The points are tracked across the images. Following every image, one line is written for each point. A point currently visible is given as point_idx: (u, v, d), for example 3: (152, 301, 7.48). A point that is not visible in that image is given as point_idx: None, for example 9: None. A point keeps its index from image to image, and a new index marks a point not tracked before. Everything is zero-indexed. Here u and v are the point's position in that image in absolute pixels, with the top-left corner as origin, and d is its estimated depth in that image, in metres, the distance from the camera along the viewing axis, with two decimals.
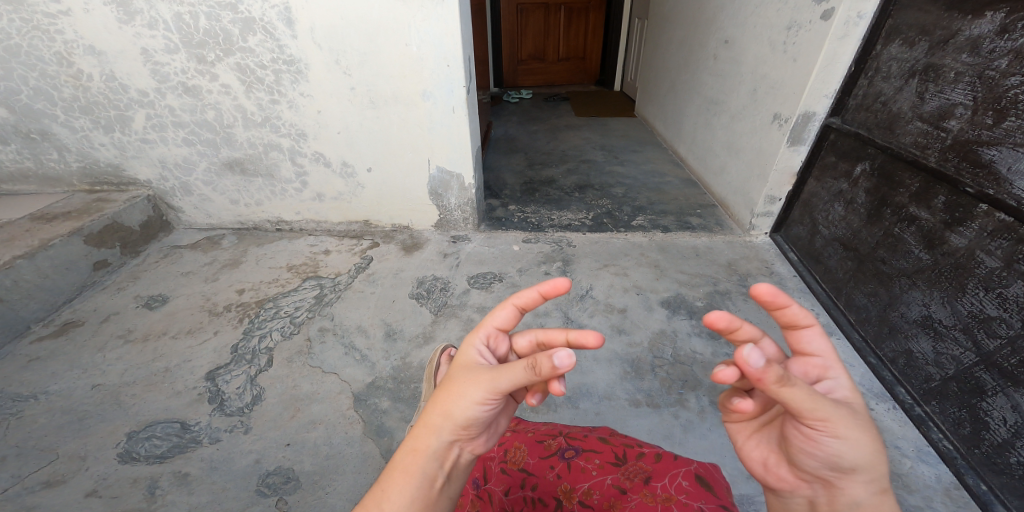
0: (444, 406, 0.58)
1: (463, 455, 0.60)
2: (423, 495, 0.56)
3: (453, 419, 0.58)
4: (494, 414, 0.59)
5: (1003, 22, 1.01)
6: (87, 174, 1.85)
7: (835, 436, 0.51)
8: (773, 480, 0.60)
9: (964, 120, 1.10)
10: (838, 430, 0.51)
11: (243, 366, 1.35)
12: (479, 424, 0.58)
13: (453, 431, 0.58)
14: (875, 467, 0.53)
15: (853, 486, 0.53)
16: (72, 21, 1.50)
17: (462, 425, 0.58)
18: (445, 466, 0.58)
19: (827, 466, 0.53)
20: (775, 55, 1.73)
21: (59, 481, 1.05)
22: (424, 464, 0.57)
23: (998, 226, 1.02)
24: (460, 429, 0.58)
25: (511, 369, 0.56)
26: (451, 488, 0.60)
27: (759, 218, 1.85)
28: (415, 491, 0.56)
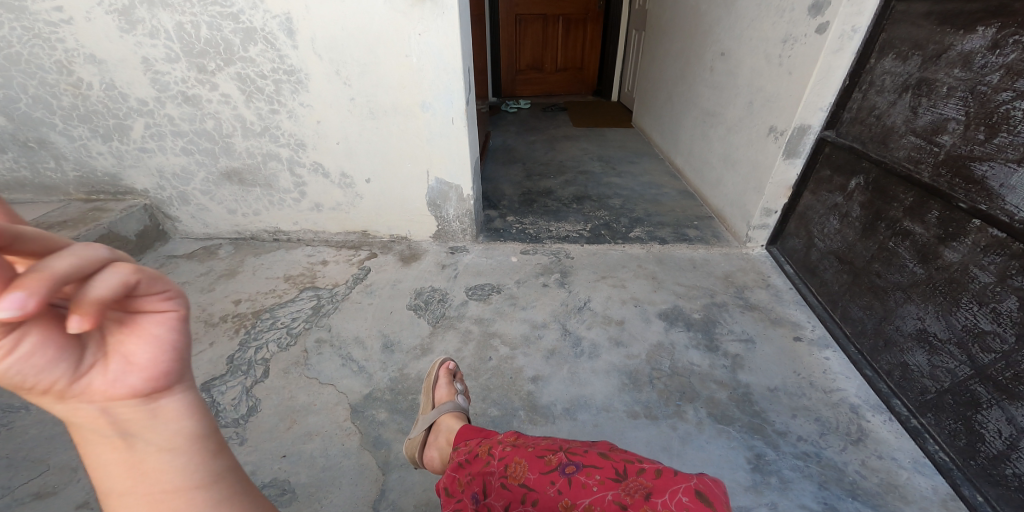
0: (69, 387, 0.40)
1: (160, 429, 0.43)
2: (127, 456, 0.42)
3: (31, 391, 0.37)
4: (133, 374, 0.40)
5: (994, 37, 1.04)
6: (84, 183, 1.84)
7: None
8: None
9: (956, 136, 1.12)
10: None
11: (238, 378, 1.34)
12: (125, 384, 0.40)
13: (87, 383, 0.39)
14: None
15: None
16: (74, 30, 1.50)
17: (103, 395, 0.40)
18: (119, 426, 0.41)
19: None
20: (770, 68, 1.75)
21: (49, 493, 1.04)
22: (109, 457, 0.42)
23: (991, 241, 1.03)
24: (100, 400, 0.40)
25: (53, 318, 0.36)
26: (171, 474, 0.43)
27: (755, 230, 1.87)
28: (179, 454, 0.43)
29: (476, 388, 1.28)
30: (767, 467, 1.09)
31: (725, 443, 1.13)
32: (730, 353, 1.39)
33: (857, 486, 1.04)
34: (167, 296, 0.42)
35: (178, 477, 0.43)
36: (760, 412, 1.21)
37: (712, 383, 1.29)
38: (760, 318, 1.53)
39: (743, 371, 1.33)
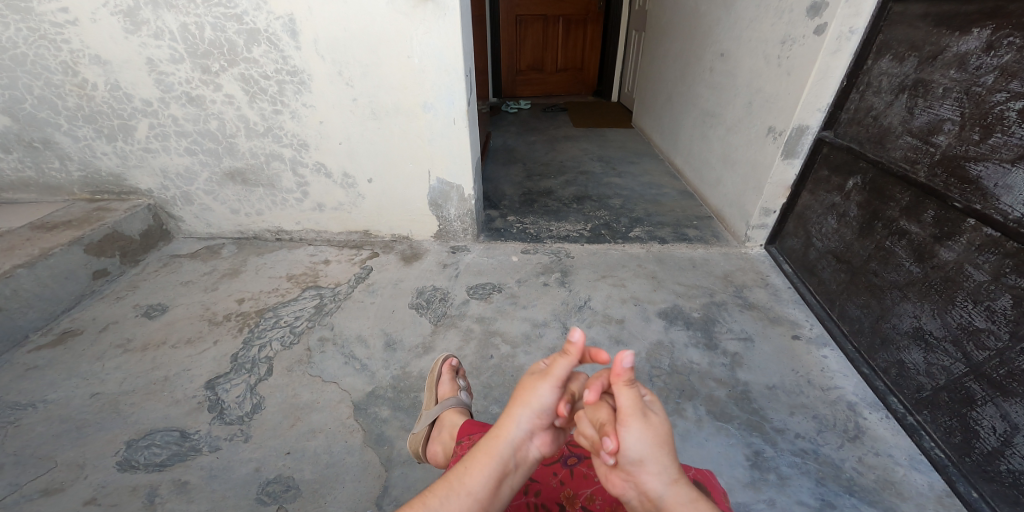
0: (520, 399, 0.72)
1: (531, 451, 0.71)
2: (499, 473, 0.68)
3: (528, 410, 0.71)
4: (555, 409, 0.73)
5: (989, 39, 1.06)
6: (88, 183, 1.85)
7: (643, 437, 0.66)
8: (613, 484, 0.69)
9: (952, 136, 1.13)
10: (636, 426, 0.67)
11: (242, 376, 1.35)
12: (546, 411, 0.72)
13: (529, 420, 0.71)
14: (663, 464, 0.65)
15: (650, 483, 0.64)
16: (79, 31, 1.52)
17: (535, 414, 0.71)
18: (518, 454, 0.70)
19: (630, 462, 0.65)
20: (769, 69, 1.77)
21: (57, 489, 1.05)
22: (502, 446, 0.70)
23: (985, 240, 1.04)
24: (534, 417, 0.71)
25: (558, 364, 0.75)
26: (515, 480, 0.70)
27: (754, 230, 1.89)
28: (489, 473, 0.68)
29: (478, 386, 1.30)
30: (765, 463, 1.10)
31: (723, 440, 1.15)
32: (729, 351, 1.41)
33: (853, 482, 1.06)
34: (562, 369, 0.75)
35: (508, 490, 0.69)
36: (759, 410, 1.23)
37: (711, 381, 1.31)
38: (758, 317, 1.54)
39: (742, 369, 1.35)
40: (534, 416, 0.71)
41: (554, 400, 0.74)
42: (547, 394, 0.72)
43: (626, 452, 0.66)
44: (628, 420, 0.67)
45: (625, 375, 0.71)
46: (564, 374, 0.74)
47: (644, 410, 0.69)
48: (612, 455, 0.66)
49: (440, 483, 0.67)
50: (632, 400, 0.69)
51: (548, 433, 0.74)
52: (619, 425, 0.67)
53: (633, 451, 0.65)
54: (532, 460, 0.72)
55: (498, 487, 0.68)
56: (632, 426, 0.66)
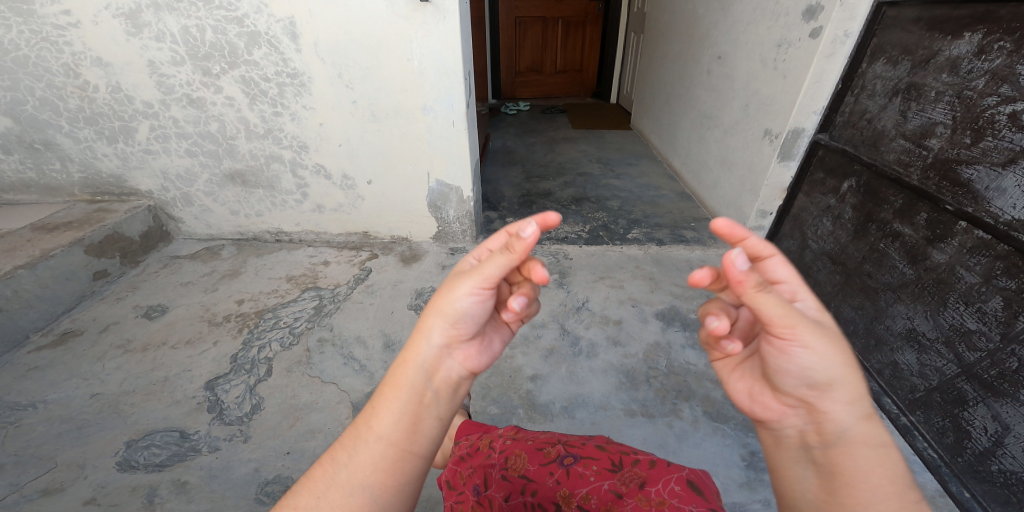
0: (434, 305, 0.58)
1: (453, 368, 0.59)
2: (413, 405, 0.55)
3: (441, 319, 0.58)
4: (476, 314, 0.59)
5: (980, 43, 1.07)
6: (89, 185, 1.86)
7: (807, 351, 0.52)
8: (762, 410, 0.59)
9: (944, 139, 1.15)
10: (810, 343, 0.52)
11: (242, 376, 1.36)
12: (469, 318, 0.59)
13: (444, 333, 0.58)
14: (851, 383, 0.52)
15: (838, 409, 0.52)
16: (81, 33, 1.53)
17: (451, 323, 0.58)
18: (434, 379, 0.57)
19: (806, 385, 0.53)
20: (765, 71, 1.78)
21: (58, 489, 1.06)
22: (413, 372, 0.56)
23: (976, 243, 1.06)
24: (451, 328, 0.58)
25: (494, 261, 0.58)
26: (440, 409, 0.56)
27: (751, 232, 1.90)
28: (400, 404, 0.55)
29: (476, 386, 1.31)
30: (760, 463, 1.11)
31: (719, 441, 1.16)
32: None
33: None
34: None
35: (435, 422, 0.56)
36: None
37: (707, 382, 1.32)
38: None
39: None
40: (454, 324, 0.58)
41: (475, 305, 0.59)
42: (463, 301, 0.58)
43: (792, 367, 0.54)
44: (784, 331, 0.53)
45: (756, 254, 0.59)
46: (496, 275, 0.57)
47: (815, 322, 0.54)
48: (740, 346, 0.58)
49: (349, 432, 0.55)
50: (780, 307, 0.52)
51: (473, 347, 0.60)
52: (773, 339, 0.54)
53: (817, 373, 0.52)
54: (457, 379, 0.59)
55: (415, 423, 0.54)
56: (796, 341, 0.53)
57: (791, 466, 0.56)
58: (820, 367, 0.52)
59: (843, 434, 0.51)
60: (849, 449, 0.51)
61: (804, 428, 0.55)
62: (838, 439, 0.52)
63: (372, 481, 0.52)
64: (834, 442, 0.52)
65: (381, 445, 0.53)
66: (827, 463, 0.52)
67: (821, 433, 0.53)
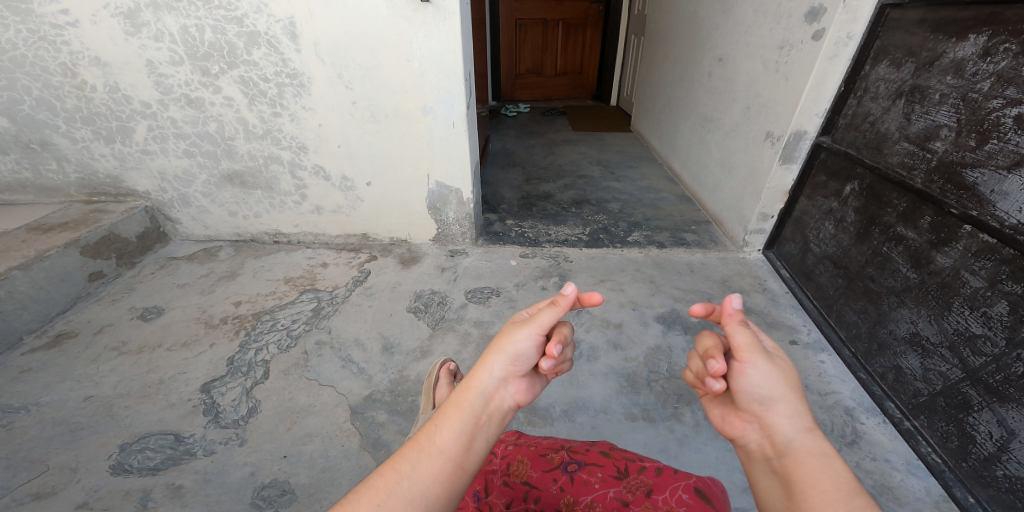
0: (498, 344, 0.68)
1: (507, 399, 0.67)
2: (472, 426, 0.62)
3: (504, 358, 0.67)
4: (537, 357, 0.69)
5: (985, 45, 1.06)
6: (85, 185, 1.85)
7: (763, 371, 0.60)
8: (730, 430, 0.63)
9: (949, 142, 1.14)
10: (758, 363, 0.61)
11: (238, 379, 1.34)
12: (524, 359, 0.69)
13: (503, 367, 0.68)
14: (794, 402, 0.59)
15: (779, 420, 0.58)
16: (79, 33, 1.52)
17: (511, 361, 0.68)
18: (490, 405, 0.65)
19: (754, 400, 0.60)
20: (767, 74, 1.78)
21: (49, 493, 1.04)
22: (474, 398, 0.64)
23: (982, 247, 1.05)
24: (512, 363, 0.68)
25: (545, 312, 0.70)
26: (490, 432, 0.64)
27: (751, 235, 1.89)
28: (463, 424, 0.62)
29: None
30: None
31: (721, 445, 1.15)
32: None
33: None
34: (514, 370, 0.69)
35: (484, 443, 0.63)
36: None
37: None
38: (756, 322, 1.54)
39: None
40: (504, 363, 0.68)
41: (533, 347, 0.69)
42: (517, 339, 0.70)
43: (744, 384, 0.61)
44: (745, 357, 0.62)
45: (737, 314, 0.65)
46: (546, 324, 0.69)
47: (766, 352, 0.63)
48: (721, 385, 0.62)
49: (410, 447, 0.59)
50: (747, 338, 0.64)
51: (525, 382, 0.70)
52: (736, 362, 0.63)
53: (759, 388, 0.60)
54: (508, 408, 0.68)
55: (471, 441, 0.61)
56: (751, 362, 0.61)
57: (762, 482, 0.58)
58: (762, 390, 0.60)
59: (789, 442, 0.56)
60: (794, 456, 0.55)
61: (760, 441, 0.59)
62: (785, 448, 0.56)
63: (428, 484, 0.56)
64: (784, 450, 0.56)
65: (440, 459, 0.58)
66: (784, 471, 0.55)
67: (773, 442, 0.58)
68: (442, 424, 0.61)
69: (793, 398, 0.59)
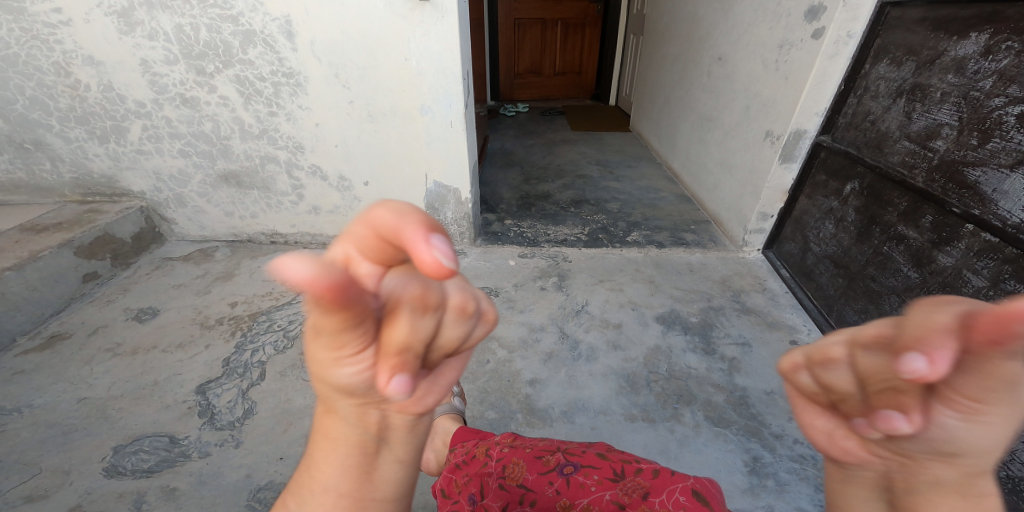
0: (319, 371, 0.45)
1: (393, 417, 0.49)
2: (358, 457, 0.49)
3: (349, 397, 0.46)
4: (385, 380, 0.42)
5: (987, 43, 1.06)
6: (80, 185, 1.83)
7: (965, 425, 0.42)
8: (852, 459, 0.54)
9: (950, 141, 1.13)
10: (980, 415, 0.41)
11: (234, 380, 1.33)
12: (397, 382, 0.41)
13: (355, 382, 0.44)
14: (988, 454, 0.44)
15: (938, 470, 0.46)
16: (72, 31, 1.50)
17: (349, 391, 0.45)
18: (371, 428, 0.48)
19: (933, 451, 0.45)
20: (767, 73, 1.77)
21: (41, 496, 1.03)
22: (344, 427, 0.48)
23: (984, 246, 1.04)
24: (356, 396, 0.46)
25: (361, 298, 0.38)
26: (396, 452, 0.51)
27: (751, 234, 1.88)
28: (343, 458, 0.49)
29: (474, 391, 1.28)
30: (765, 469, 1.09)
31: (722, 446, 1.14)
32: (727, 357, 1.40)
33: None
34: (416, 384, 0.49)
35: (394, 467, 0.51)
36: (757, 415, 1.22)
37: (709, 386, 1.30)
38: (757, 322, 1.54)
39: (740, 374, 1.34)
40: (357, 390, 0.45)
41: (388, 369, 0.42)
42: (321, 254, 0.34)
43: (933, 435, 0.44)
44: (943, 403, 0.42)
45: (1005, 344, 0.34)
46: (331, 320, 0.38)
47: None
48: (873, 433, 0.50)
49: (297, 480, 0.52)
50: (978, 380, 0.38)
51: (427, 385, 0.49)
52: (929, 403, 0.43)
53: (945, 443, 0.43)
54: (415, 423, 0.51)
55: (360, 473, 0.50)
56: (953, 412, 0.42)
57: (857, 500, 0.54)
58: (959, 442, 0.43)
59: (942, 487, 0.46)
60: (931, 498, 0.47)
61: (891, 469, 0.50)
62: (920, 489, 0.48)
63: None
64: (917, 490, 0.48)
65: (329, 497, 0.50)
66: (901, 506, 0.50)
67: (908, 482, 0.49)
68: (319, 442, 0.51)
69: (993, 450, 0.43)
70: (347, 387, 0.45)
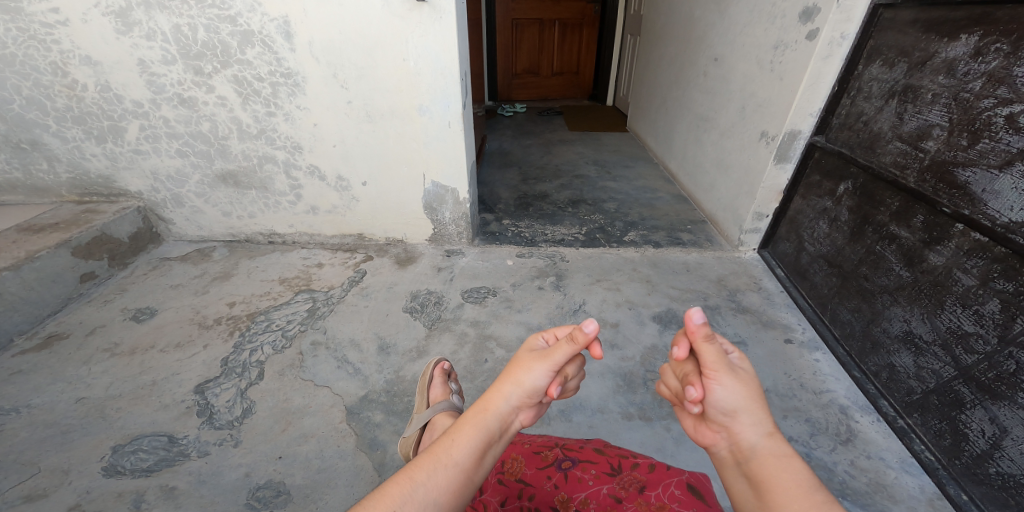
0: (515, 376, 0.73)
1: (516, 424, 0.73)
2: (484, 445, 0.68)
3: (518, 390, 0.72)
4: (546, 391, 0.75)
5: (977, 45, 1.07)
6: (77, 185, 1.83)
7: (727, 389, 0.69)
8: (701, 438, 0.73)
9: (941, 142, 1.15)
10: (724, 380, 0.69)
11: (233, 380, 1.33)
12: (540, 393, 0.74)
13: (518, 397, 0.72)
14: (755, 413, 0.67)
15: (743, 430, 0.67)
16: (70, 31, 1.50)
17: (526, 393, 0.72)
18: (503, 426, 0.71)
19: (721, 413, 0.68)
20: (762, 74, 1.78)
21: (40, 496, 1.03)
22: (491, 419, 0.70)
23: (973, 245, 1.06)
24: (524, 397, 0.72)
25: (562, 349, 0.75)
26: (497, 452, 0.70)
27: (747, 234, 1.90)
28: (477, 441, 0.67)
29: (472, 390, 1.29)
30: None
31: None
32: None
33: (846, 485, 1.06)
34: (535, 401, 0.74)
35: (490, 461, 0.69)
36: None
37: None
38: (752, 321, 1.55)
39: None
40: (516, 398, 0.72)
41: (546, 383, 0.75)
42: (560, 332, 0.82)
43: (711, 400, 0.70)
44: (711, 373, 0.70)
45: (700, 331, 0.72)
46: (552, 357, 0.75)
47: (731, 366, 0.70)
48: (696, 407, 0.71)
49: (424, 457, 0.64)
50: (714, 355, 0.71)
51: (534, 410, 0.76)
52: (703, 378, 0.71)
53: (723, 403, 0.68)
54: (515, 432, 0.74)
55: (482, 457, 0.67)
56: (716, 378, 0.69)
57: (734, 482, 0.68)
58: (728, 405, 0.68)
59: (753, 449, 0.66)
60: (758, 461, 0.65)
61: (728, 447, 0.68)
62: (751, 454, 0.65)
63: (440, 497, 0.61)
64: (749, 456, 0.66)
65: (454, 470, 0.63)
66: (752, 474, 0.65)
67: (741, 451, 0.67)
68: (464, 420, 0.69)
69: (756, 409, 0.67)
70: (520, 385, 0.72)
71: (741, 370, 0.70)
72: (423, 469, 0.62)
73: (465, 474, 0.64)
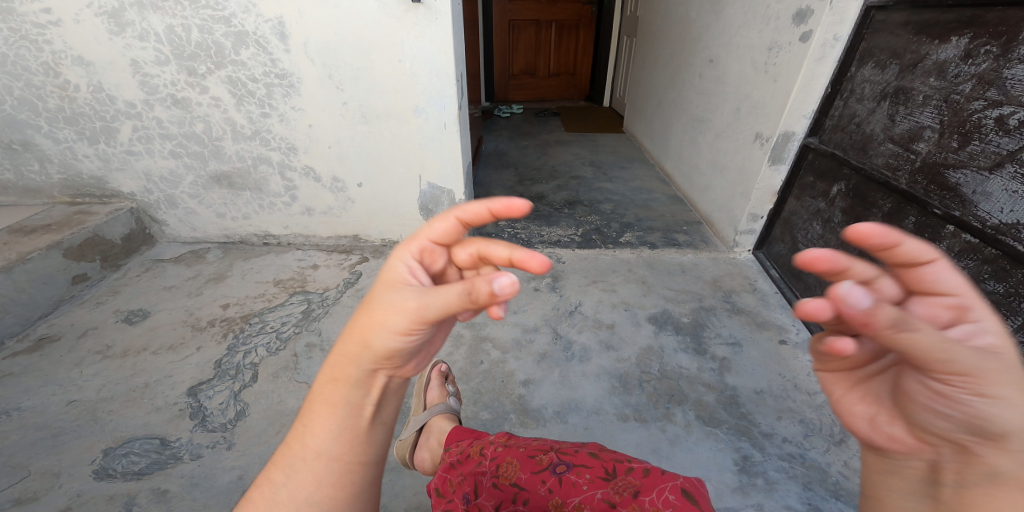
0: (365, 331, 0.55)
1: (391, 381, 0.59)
2: (354, 424, 0.58)
3: (372, 348, 0.55)
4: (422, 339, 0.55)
5: (967, 47, 1.08)
6: (69, 186, 1.82)
7: (987, 364, 0.44)
8: (884, 431, 0.52)
9: (931, 144, 1.15)
10: (980, 349, 0.45)
11: (226, 382, 1.33)
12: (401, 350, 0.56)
13: (370, 359, 0.56)
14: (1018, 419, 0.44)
15: (992, 453, 0.44)
16: (61, 32, 1.49)
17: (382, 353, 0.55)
18: (371, 391, 0.58)
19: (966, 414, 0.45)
20: (756, 75, 1.79)
21: (30, 499, 1.02)
22: (345, 393, 0.56)
23: (964, 247, 1.07)
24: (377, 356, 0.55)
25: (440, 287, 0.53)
26: (384, 414, 0.60)
27: (742, 235, 1.90)
28: (337, 424, 0.57)
29: (468, 391, 1.29)
30: (754, 468, 1.11)
31: (712, 445, 1.15)
32: (717, 356, 1.41)
33: (839, 486, 1.07)
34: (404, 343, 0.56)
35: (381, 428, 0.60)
36: (747, 414, 1.24)
37: (700, 386, 1.32)
38: (747, 322, 1.55)
39: (730, 373, 1.36)
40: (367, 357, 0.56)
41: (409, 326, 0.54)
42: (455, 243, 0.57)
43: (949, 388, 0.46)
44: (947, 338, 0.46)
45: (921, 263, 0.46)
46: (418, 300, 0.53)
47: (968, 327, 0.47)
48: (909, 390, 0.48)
49: (283, 452, 0.57)
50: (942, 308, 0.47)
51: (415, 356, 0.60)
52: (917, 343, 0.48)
53: (983, 403, 0.44)
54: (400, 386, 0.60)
55: (351, 439, 0.57)
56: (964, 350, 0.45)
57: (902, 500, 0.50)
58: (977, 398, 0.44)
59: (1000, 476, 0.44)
60: (994, 492, 0.44)
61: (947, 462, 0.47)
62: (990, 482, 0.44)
63: (314, 491, 0.56)
64: (976, 483, 0.45)
65: (324, 462, 0.56)
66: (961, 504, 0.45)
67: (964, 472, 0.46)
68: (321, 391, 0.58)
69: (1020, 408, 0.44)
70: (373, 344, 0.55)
71: (982, 357, 0.44)
72: (284, 470, 0.57)
73: (338, 462, 0.57)
